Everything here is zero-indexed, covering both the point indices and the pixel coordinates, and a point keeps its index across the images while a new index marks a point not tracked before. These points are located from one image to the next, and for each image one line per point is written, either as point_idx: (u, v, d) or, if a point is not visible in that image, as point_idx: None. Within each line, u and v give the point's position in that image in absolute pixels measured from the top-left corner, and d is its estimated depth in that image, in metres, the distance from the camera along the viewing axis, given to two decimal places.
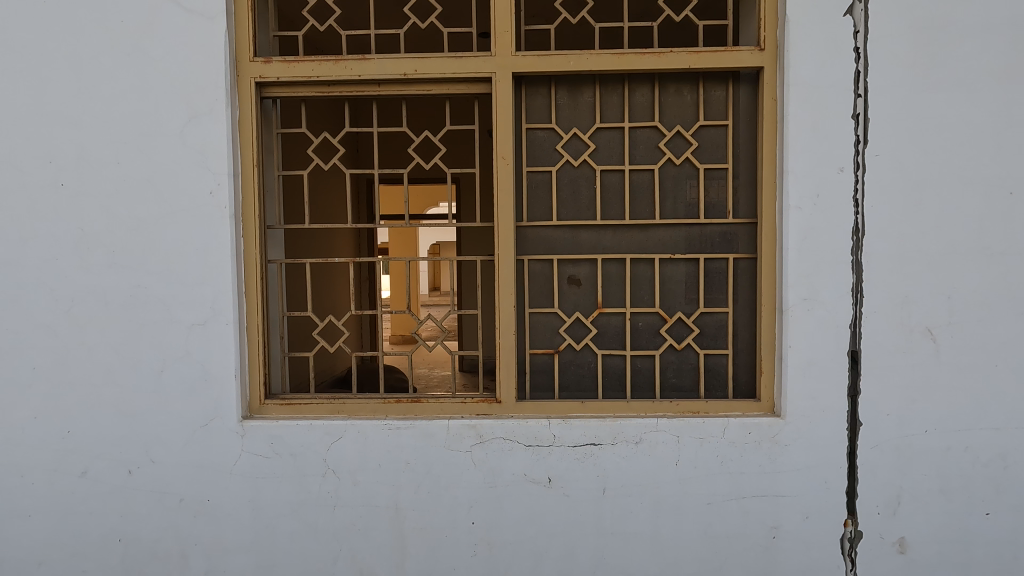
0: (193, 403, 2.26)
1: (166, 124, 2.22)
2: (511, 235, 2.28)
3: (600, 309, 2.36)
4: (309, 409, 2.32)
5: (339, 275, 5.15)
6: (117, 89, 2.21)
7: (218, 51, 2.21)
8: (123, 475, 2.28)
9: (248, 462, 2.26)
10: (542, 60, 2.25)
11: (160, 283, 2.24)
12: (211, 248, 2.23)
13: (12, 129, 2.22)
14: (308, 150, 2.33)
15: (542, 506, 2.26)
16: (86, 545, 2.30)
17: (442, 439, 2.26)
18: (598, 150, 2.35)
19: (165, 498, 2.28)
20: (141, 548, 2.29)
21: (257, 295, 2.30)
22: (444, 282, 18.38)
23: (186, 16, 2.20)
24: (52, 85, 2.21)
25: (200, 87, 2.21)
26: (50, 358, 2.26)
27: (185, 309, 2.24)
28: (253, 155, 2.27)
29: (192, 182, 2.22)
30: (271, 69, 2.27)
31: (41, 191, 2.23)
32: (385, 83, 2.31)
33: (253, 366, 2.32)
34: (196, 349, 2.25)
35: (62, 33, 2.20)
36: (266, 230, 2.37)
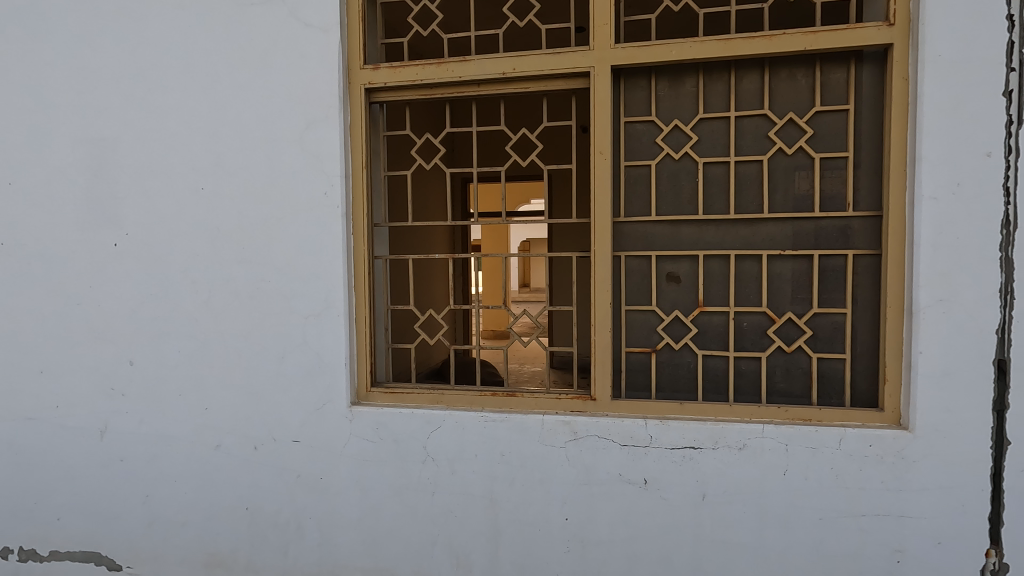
0: (309, 387, 2.45)
1: (287, 131, 2.41)
2: (609, 230, 2.24)
3: (702, 308, 2.27)
4: (411, 398, 2.44)
5: (436, 270, 5.36)
6: (245, 101, 2.44)
7: (333, 61, 2.37)
8: (250, 450, 2.53)
9: (356, 444, 2.42)
10: (641, 51, 2.19)
11: (281, 278, 2.45)
12: (325, 245, 2.40)
13: (161, 140, 2.53)
14: (412, 151, 2.45)
15: (637, 508, 2.21)
16: (219, 510, 2.57)
17: (536, 433, 2.28)
18: (701, 141, 2.26)
19: (284, 473, 2.50)
20: (264, 516, 2.53)
21: (365, 288, 2.45)
22: (535, 278, 18.57)
23: (305, 31, 2.38)
24: (194, 100, 2.48)
25: (317, 95, 2.38)
26: (192, 343, 2.55)
27: (302, 300, 2.44)
28: (363, 157, 2.42)
29: (309, 183, 2.40)
30: (379, 76, 2.41)
31: (185, 195, 2.52)
32: (484, 84, 2.37)
33: (361, 356, 2.48)
34: (312, 338, 2.44)
35: (201, 53, 2.46)
36: (373, 227, 2.52)
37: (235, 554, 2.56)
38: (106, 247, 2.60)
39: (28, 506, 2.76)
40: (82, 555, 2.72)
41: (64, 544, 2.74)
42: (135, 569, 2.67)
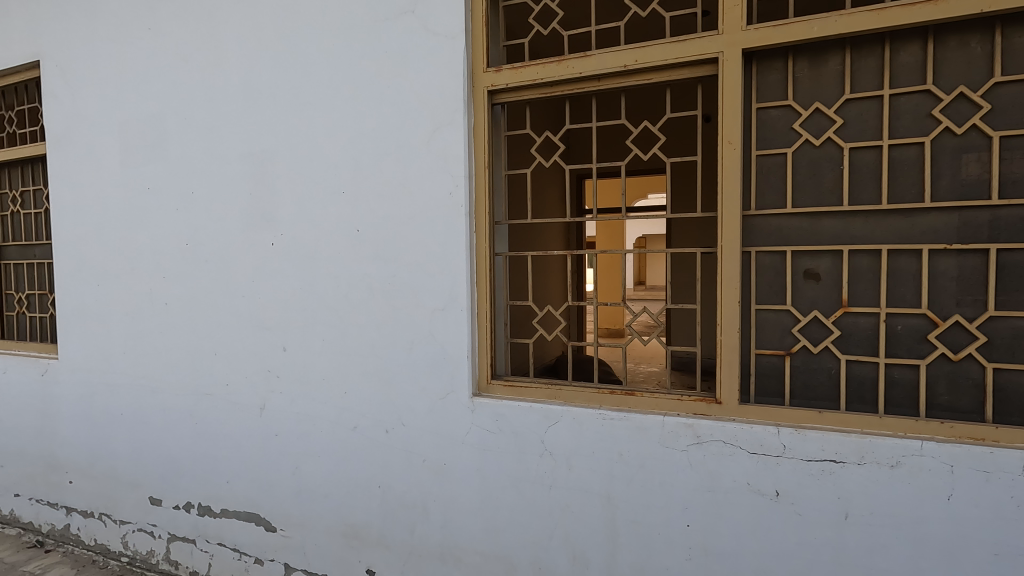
0: (435, 377, 2.60)
1: (417, 135, 2.56)
2: (738, 224, 2.12)
3: (845, 308, 2.06)
4: (529, 392, 2.49)
5: (552, 267, 5.41)
6: (380, 110, 2.63)
7: (459, 67, 2.47)
8: (382, 433, 2.74)
9: (477, 434, 2.52)
10: (778, 31, 2.03)
11: (410, 273, 2.61)
12: (450, 242, 2.52)
13: (310, 149, 2.81)
14: (532, 149, 2.49)
15: (768, 521, 2.07)
16: (355, 485, 2.81)
17: (656, 434, 2.21)
18: (847, 124, 2.04)
19: (412, 457, 2.67)
20: (394, 495, 2.72)
21: (486, 284, 2.54)
22: (651, 275, 18.04)
23: (433, 40, 2.51)
24: (336, 111, 2.73)
25: (444, 100, 2.50)
26: (333, 332, 2.82)
27: (429, 295, 2.58)
28: (485, 157, 2.51)
29: (436, 184, 2.54)
30: (501, 78, 2.48)
31: (328, 198, 2.78)
32: (605, 78, 2.34)
33: (483, 349, 2.57)
34: (437, 330, 2.58)
35: (343, 67, 2.70)
36: (494, 225, 2.60)
37: (369, 527, 2.79)
38: (266, 246, 2.95)
39: (205, 469, 3.23)
40: (245, 515, 3.12)
41: (232, 503, 3.16)
42: (287, 531, 3.01)
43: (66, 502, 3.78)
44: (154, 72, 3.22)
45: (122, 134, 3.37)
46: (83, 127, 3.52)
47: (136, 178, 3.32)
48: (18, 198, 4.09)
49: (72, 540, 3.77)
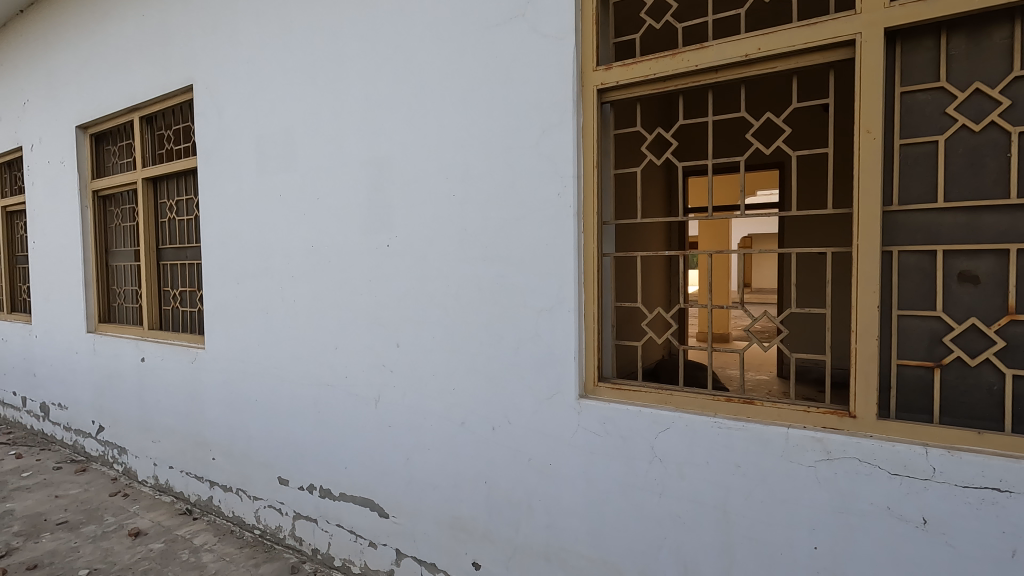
0: (542, 377, 2.61)
1: (526, 137, 2.59)
2: (877, 221, 1.92)
3: (1013, 315, 1.81)
4: (638, 396, 2.43)
5: (654, 268, 5.23)
6: (489, 114, 2.69)
7: (569, 67, 2.47)
8: (489, 430, 2.80)
9: (583, 436, 2.50)
10: (929, 5, 1.83)
11: (518, 273, 2.64)
12: (557, 243, 2.53)
13: (423, 154, 2.93)
14: (643, 147, 2.43)
15: (913, 551, 1.86)
16: (463, 479, 2.90)
17: (779, 447, 2.07)
18: (1017, 106, 1.80)
19: (518, 455, 2.70)
20: (500, 491, 2.77)
21: (594, 285, 2.52)
22: (756, 278, 16.98)
23: (543, 42, 2.52)
24: (448, 117, 2.83)
25: (553, 101, 2.51)
26: (443, 330, 2.92)
27: (536, 295, 2.60)
28: (594, 157, 2.48)
29: (544, 185, 2.55)
30: (612, 75, 2.44)
31: (440, 200, 2.89)
32: (723, 69, 2.23)
33: (590, 351, 2.55)
34: (544, 331, 2.59)
35: (455, 74, 2.79)
36: (602, 225, 2.57)
37: (475, 521, 2.86)
38: (382, 247, 3.13)
39: (326, 454, 3.48)
40: (361, 500, 3.33)
41: (349, 488, 3.38)
42: (398, 518, 3.16)
43: (210, 477, 4.25)
44: (286, 89, 3.52)
45: (258, 146, 3.72)
46: (227, 142, 3.93)
47: (270, 187, 3.66)
48: (175, 207, 4.66)
49: (214, 511, 4.22)
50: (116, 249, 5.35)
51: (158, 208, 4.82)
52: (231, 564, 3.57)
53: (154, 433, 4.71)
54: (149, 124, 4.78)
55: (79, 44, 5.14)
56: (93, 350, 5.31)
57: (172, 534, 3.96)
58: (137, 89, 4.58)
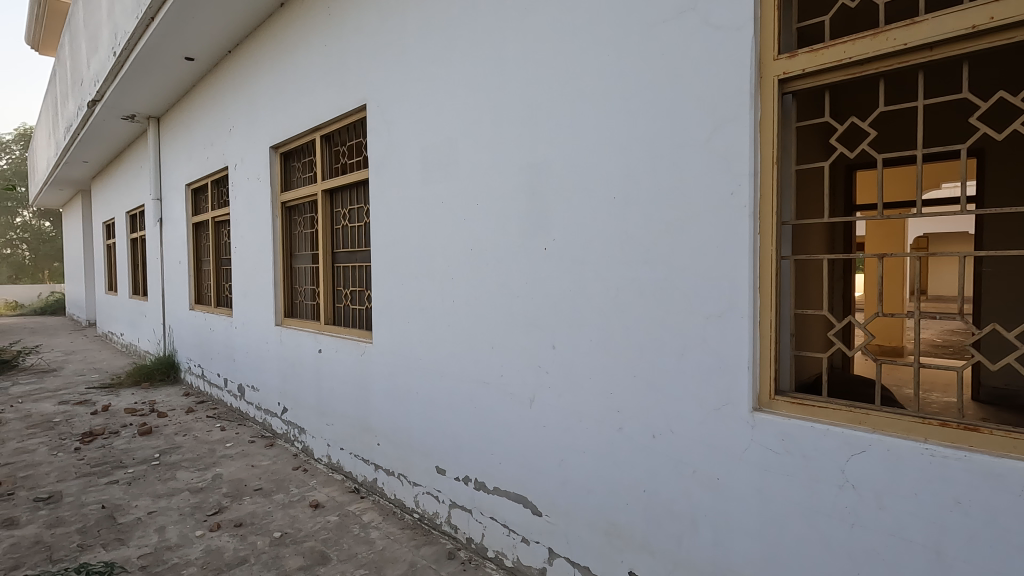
0: (709, 387, 2.48)
1: (695, 136, 2.49)
2: None
3: None
4: (824, 414, 2.21)
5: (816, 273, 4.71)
6: (655, 113, 2.63)
7: (746, 58, 2.32)
8: (649, 437, 2.72)
9: (757, 452, 2.33)
10: None
11: (684, 277, 2.55)
12: (730, 245, 2.39)
13: (583, 158, 2.95)
14: (832, 140, 2.20)
15: None
16: (619, 485, 2.86)
17: (1015, 485, 1.76)
18: None
19: (681, 466, 2.60)
20: (660, 501, 2.69)
21: (772, 291, 2.33)
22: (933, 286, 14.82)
23: (715, 34, 2.40)
24: (610, 119, 2.81)
25: (727, 95, 2.37)
26: (601, 333, 2.91)
27: (705, 300, 2.48)
28: (774, 152, 2.30)
29: (716, 185, 2.42)
30: (796, 63, 2.25)
31: (600, 203, 2.88)
32: (940, 46, 1.95)
33: (765, 361, 2.37)
34: (713, 338, 2.46)
35: (618, 76, 2.77)
36: (781, 226, 2.38)
37: (633, 529, 2.81)
38: (539, 251, 3.20)
39: (482, 449, 3.64)
40: (514, 496, 3.42)
41: (504, 483, 3.50)
42: (552, 518, 3.21)
43: (375, 460, 4.66)
44: (450, 102, 3.76)
45: (423, 157, 4.01)
46: (395, 154, 4.29)
47: (433, 194, 3.93)
48: (348, 215, 5.19)
49: (378, 492, 4.61)
50: (298, 254, 6.09)
51: (334, 217, 5.41)
52: (396, 542, 3.86)
53: (328, 417, 5.27)
54: (328, 141, 5.38)
55: (274, 75, 5.94)
56: (280, 341, 6.09)
57: (344, 509, 4.40)
58: (320, 111, 5.18)
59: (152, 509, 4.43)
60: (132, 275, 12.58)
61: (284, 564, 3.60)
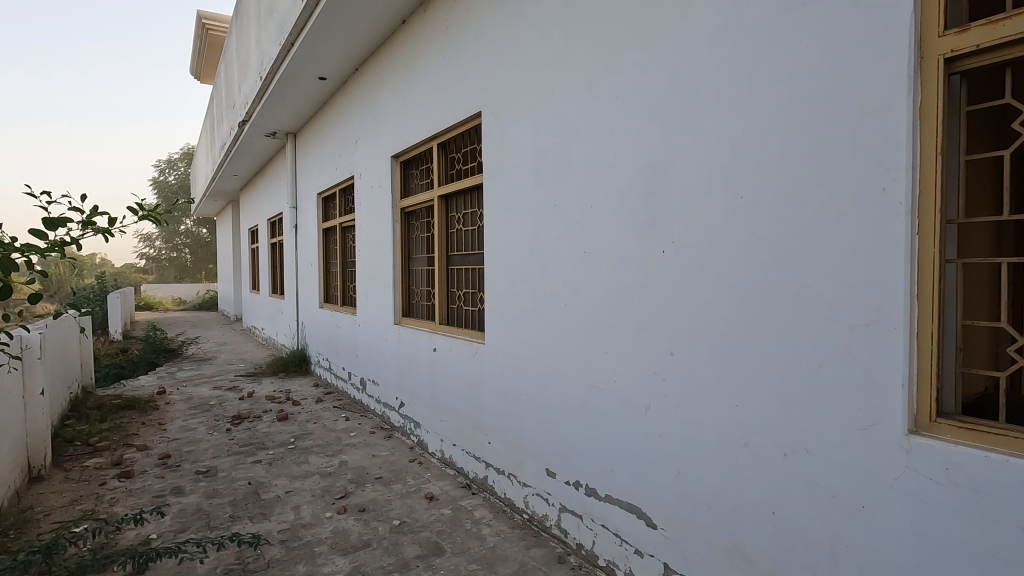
0: (853, 403, 2.25)
1: (838, 127, 2.27)
2: None
3: None
4: (1003, 442, 1.90)
5: None
6: (790, 106, 2.43)
7: (902, 38, 2.06)
8: (780, 455, 2.52)
9: (913, 481, 2.06)
10: None
11: (823, 282, 2.33)
12: (881, 247, 2.14)
13: (707, 156, 2.81)
14: (1016, 124, 1.89)
15: None
16: (744, 504, 2.68)
17: None
18: None
19: (818, 489, 2.38)
20: (793, 525, 2.47)
21: (934, 298, 2.05)
22: None
23: (864, 13, 2.17)
24: (738, 114, 2.65)
25: (878, 80, 2.13)
26: (725, 341, 2.74)
27: (849, 308, 2.25)
28: (937, 142, 2.02)
29: (864, 181, 2.18)
30: (968, 39, 1.96)
31: (725, 204, 2.72)
32: None
33: (924, 378, 2.09)
34: (858, 349, 2.23)
35: (748, 68, 2.60)
36: (946, 225, 2.08)
37: (759, 552, 2.62)
38: (657, 254, 3.09)
39: (594, 455, 3.59)
40: (628, 505, 3.33)
41: (616, 491, 3.42)
42: (668, 532, 3.08)
43: (486, 458, 4.77)
44: (564, 105, 3.76)
45: (537, 161, 4.04)
46: (509, 159, 4.37)
47: (546, 197, 3.95)
48: (462, 219, 5.38)
49: (488, 489, 4.72)
50: (415, 257, 6.42)
51: (449, 221, 5.63)
52: (507, 541, 3.92)
53: (442, 413, 5.49)
54: (444, 149, 5.62)
55: (396, 89, 6.32)
56: (398, 339, 6.45)
57: (457, 503, 4.55)
58: (438, 121, 5.43)
59: (289, 488, 4.89)
60: (272, 275, 14.01)
61: (403, 551, 3.79)
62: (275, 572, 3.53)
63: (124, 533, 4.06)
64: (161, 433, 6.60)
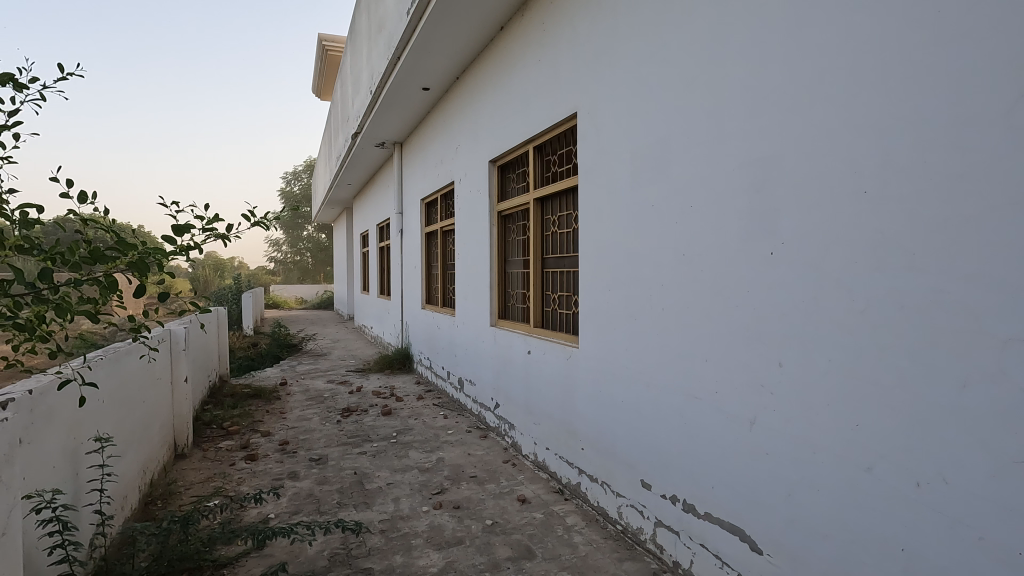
0: (1007, 431, 1.91)
1: (988, 109, 1.95)
2: None
3: None
4: None
5: None
6: (927, 87, 2.13)
7: None
8: (911, 485, 2.21)
9: None
10: None
11: (968, 289, 2.01)
12: None
13: (823, 148, 2.55)
14: None
15: None
16: (867, 537, 2.38)
17: None
18: None
19: (959, 528, 2.05)
20: (927, 567, 2.16)
21: None
22: None
23: None
24: (861, 100, 2.38)
25: None
26: (843, 352, 2.47)
27: (1002, 319, 1.92)
28: None
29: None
30: None
31: (845, 200, 2.45)
32: None
33: None
34: (1014, 368, 1.89)
35: (873, 48, 2.32)
36: None
37: None
38: (764, 256, 2.86)
39: (692, 469, 3.39)
40: (729, 526, 3.10)
41: (717, 510, 3.20)
42: (774, 559, 2.82)
43: (579, 464, 4.69)
44: (663, 101, 3.61)
45: (633, 160, 3.92)
46: (605, 159, 4.27)
47: (644, 198, 3.81)
48: (558, 221, 5.35)
49: (581, 496, 4.63)
50: (511, 259, 6.49)
51: (544, 224, 5.63)
52: (599, 551, 3.81)
53: (536, 416, 5.49)
54: (540, 152, 5.63)
55: (494, 95, 6.44)
56: (494, 341, 6.56)
57: (549, 508, 4.50)
58: (534, 124, 5.45)
59: (390, 480, 5.14)
60: (380, 277, 14.88)
61: (494, 552, 3.83)
62: (375, 559, 3.71)
63: (247, 510, 4.48)
64: (282, 421, 7.23)
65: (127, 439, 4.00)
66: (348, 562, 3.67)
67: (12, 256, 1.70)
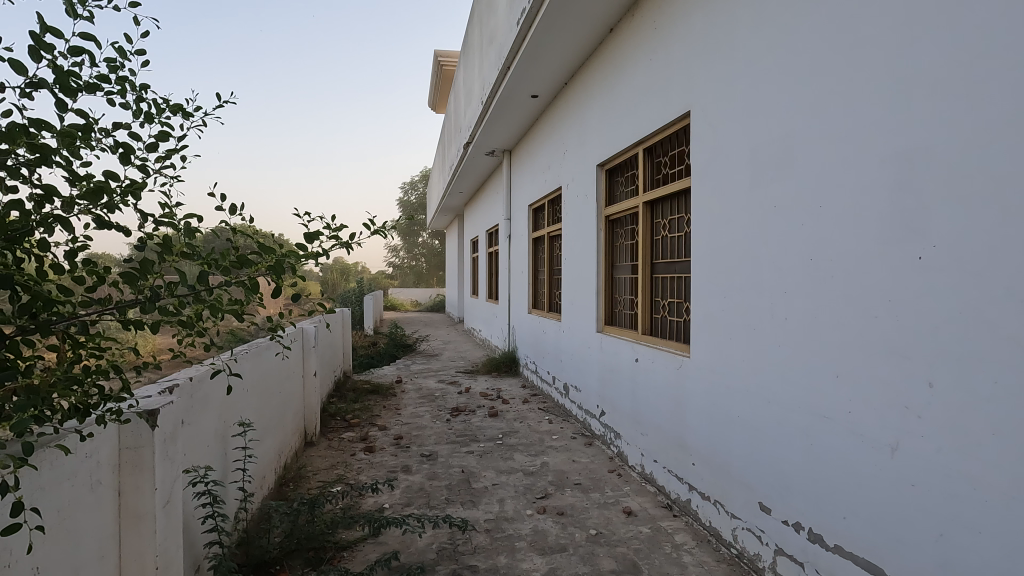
0: None
1: None
2: None
3: None
4: None
5: None
6: None
7: None
8: None
9: None
10: None
11: None
12: None
13: (988, 138, 2.21)
14: None
15: None
16: None
17: None
18: None
19: None
20: None
21: None
22: None
23: None
24: None
25: None
26: (1015, 374, 2.12)
27: None
28: None
29: None
30: None
31: (1016, 198, 2.11)
32: None
33: None
34: None
35: None
36: None
37: None
38: (911, 261, 2.53)
39: (820, 496, 3.08)
40: (866, 563, 2.77)
41: (850, 544, 2.88)
42: None
43: (689, 480, 4.46)
44: (788, 94, 3.35)
45: (753, 159, 3.67)
46: (720, 159, 4.05)
47: (765, 198, 3.55)
48: (668, 225, 5.16)
49: (691, 514, 4.40)
50: (618, 264, 6.35)
51: (654, 228, 5.45)
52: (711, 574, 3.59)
53: (644, 427, 5.31)
54: (650, 153, 5.46)
55: (603, 99, 6.37)
56: (600, 347, 6.46)
57: (657, 524, 4.33)
58: (644, 125, 5.30)
59: (496, 481, 5.24)
60: (488, 282, 15.27)
61: (599, 563, 3.75)
62: (480, 558, 3.80)
63: (365, 499, 4.79)
64: (396, 417, 7.66)
65: (265, 426, 4.46)
66: (454, 558, 3.79)
67: (178, 260, 1.96)
